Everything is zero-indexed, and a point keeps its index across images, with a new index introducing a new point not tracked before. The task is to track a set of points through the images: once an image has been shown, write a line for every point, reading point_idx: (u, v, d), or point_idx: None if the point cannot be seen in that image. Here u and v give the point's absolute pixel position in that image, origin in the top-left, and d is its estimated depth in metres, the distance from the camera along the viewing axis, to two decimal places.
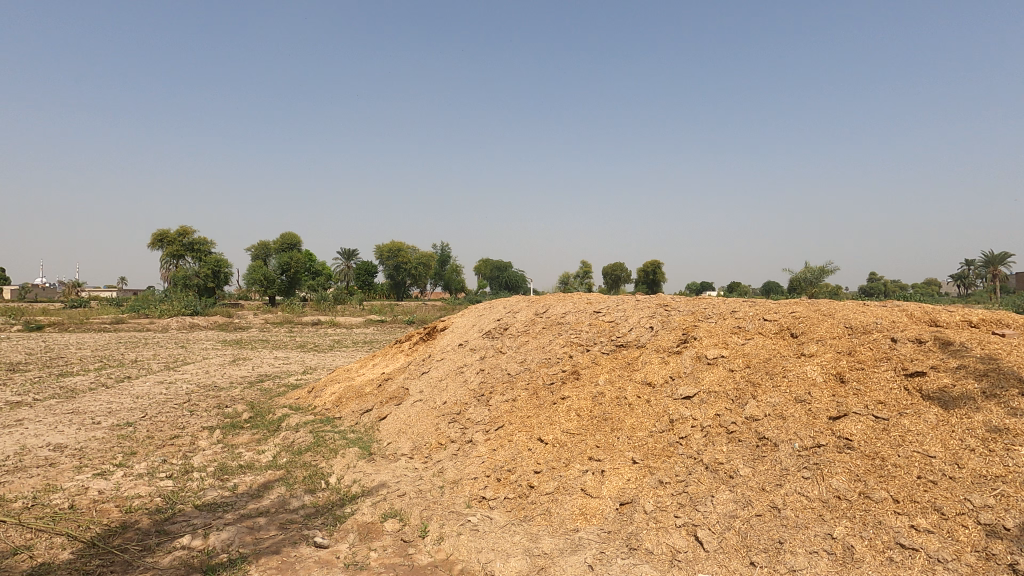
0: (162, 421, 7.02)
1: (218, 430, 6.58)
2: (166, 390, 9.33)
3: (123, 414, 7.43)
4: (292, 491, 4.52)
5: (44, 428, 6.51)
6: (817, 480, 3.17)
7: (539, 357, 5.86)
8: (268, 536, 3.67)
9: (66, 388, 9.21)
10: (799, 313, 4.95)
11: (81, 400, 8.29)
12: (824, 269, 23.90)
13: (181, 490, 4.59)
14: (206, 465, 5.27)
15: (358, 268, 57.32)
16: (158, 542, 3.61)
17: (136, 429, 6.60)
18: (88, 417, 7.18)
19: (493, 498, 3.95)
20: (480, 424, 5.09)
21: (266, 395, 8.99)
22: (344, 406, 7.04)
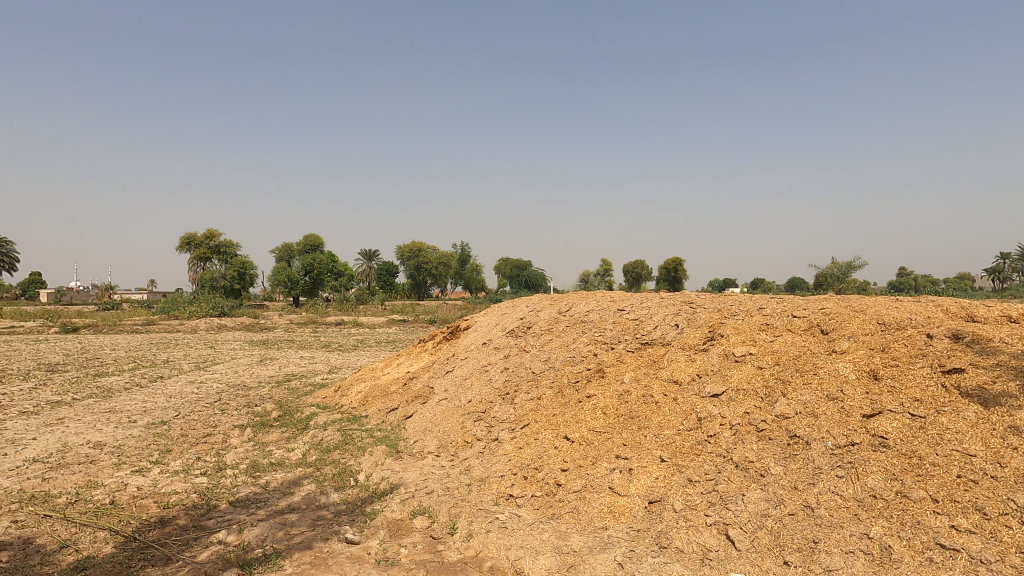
0: (194, 420, 7.21)
1: (249, 428, 6.73)
2: (197, 389, 9.58)
3: (158, 413, 7.64)
4: (322, 488, 4.60)
5: (84, 427, 6.74)
6: (851, 478, 3.11)
7: (563, 355, 5.87)
8: (299, 532, 3.74)
9: (102, 388, 9.50)
10: (829, 309, 4.86)
11: (117, 399, 8.57)
12: (852, 265, 23.35)
13: (215, 486, 4.71)
14: (238, 462, 5.40)
15: (380, 268, 57.97)
16: (196, 537, 3.71)
17: (171, 427, 6.79)
18: (125, 416, 7.41)
19: (521, 495, 3.96)
20: (506, 422, 5.11)
21: (293, 394, 9.17)
22: (370, 405, 7.14)
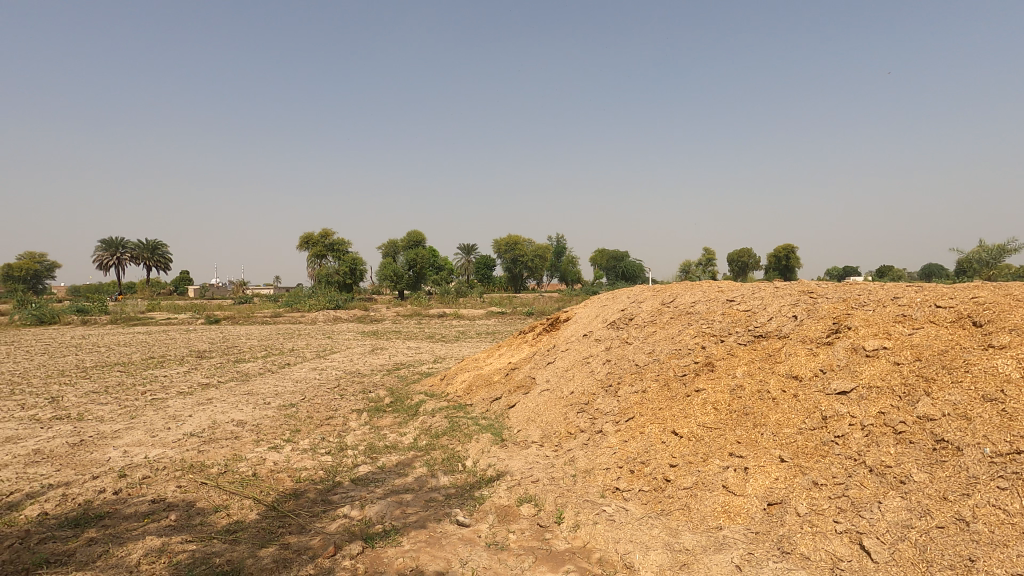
0: (318, 403, 7.88)
1: (366, 412, 7.23)
2: (319, 375, 10.45)
3: (287, 396, 8.45)
4: (433, 471, 4.84)
5: (228, 406, 7.61)
6: (1018, 491, 2.72)
7: (668, 348, 5.67)
8: (414, 511, 3.96)
9: (241, 372, 10.66)
10: (983, 298, 4.26)
11: (253, 383, 9.58)
12: (1005, 248, 20.35)
13: (338, 464, 5.12)
14: (357, 443, 5.82)
15: (478, 262, 59.56)
16: (324, 510, 4.06)
17: (299, 409, 7.47)
18: (260, 398, 8.27)
19: (628, 489, 3.90)
20: (610, 415, 5.05)
21: (403, 381, 9.70)
22: (474, 394, 7.38)
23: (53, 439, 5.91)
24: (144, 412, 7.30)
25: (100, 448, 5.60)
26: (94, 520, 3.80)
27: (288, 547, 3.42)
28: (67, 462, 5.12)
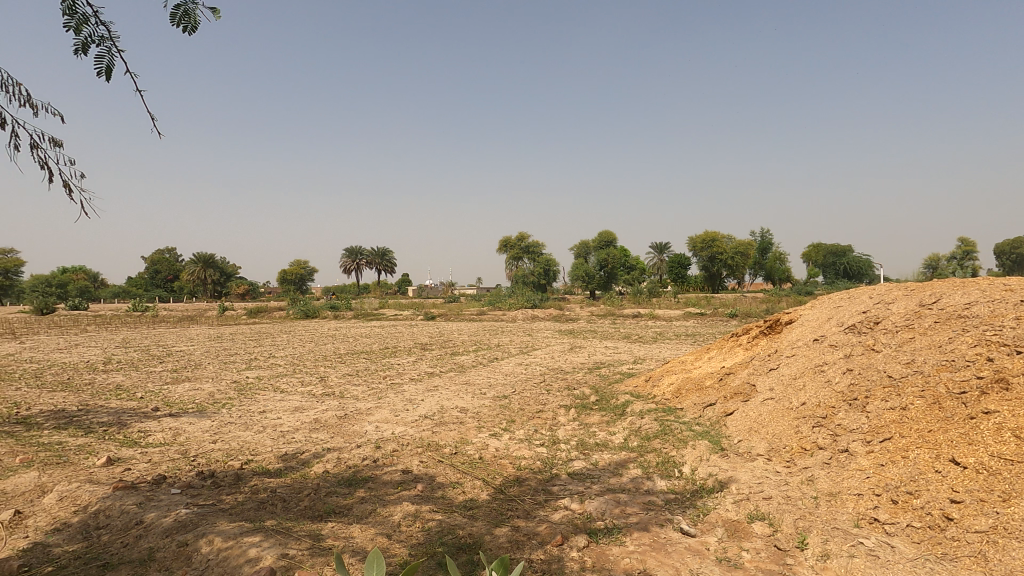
0: (528, 396, 8.31)
1: (573, 409, 7.41)
2: (525, 370, 11.05)
3: (499, 388, 9.10)
4: (648, 474, 4.73)
5: (452, 394, 8.48)
6: None
7: (935, 358, 4.70)
8: (635, 512, 3.90)
9: (458, 364, 11.82)
10: None
11: (470, 374, 10.53)
12: None
13: (554, 457, 5.32)
14: (569, 438, 5.98)
15: (673, 260, 57.19)
16: (546, 499, 4.24)
17: (511, 401, 7.98)
18: (477, 388, 9.05)
19: (891, 523, 3.31)
20: (857, 433, 4.36)
21: (605, 381, 9.73)
22: (684, 398, 7.05)
23: (326, 411, 7.23)
24: (387, 394, 8.52)
25: (359, 422, 6.67)
26: (362, 481, 4.51)
27: (518, 530, 3.64)
28: (337, 432, 6.21)
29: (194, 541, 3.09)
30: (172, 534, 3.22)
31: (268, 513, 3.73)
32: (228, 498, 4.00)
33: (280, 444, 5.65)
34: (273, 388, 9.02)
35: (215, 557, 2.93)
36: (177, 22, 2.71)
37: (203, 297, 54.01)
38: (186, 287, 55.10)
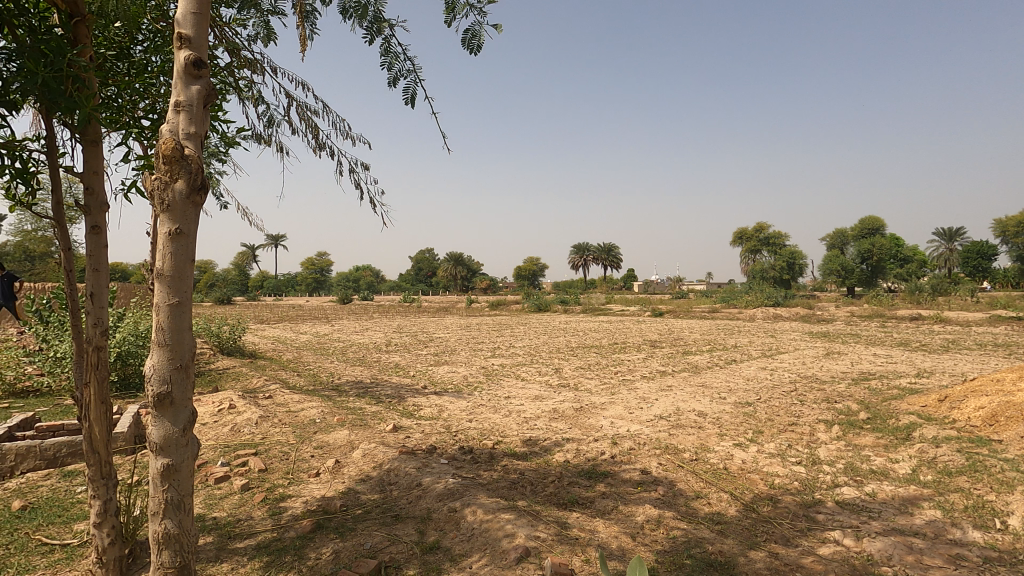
0: (777, 406, 7.43)
1: (837, 425, 6.36)
2: (771, 376, 9.92)
3: (741, 393, 8.33)
4: (954, 520, 3.76)
5: (687, 396, 8.06)
6: None
7: None
8: (938, 565, 3.13)
9: (692, 364, 11.21)
10: None
11: (706, 376, 9.89)
12: None
13: (816, 479, 4.62)
14: (834, 460, 5.13)
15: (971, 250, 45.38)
16: (810, 528, 3.69)
17: (757, 409, 7.22)
18: (715, 391, 8.44)
19: None
20: None
21: (878, 395, 8.15)
22: (1003, 428, 5.46)
23: (563, 402, 7.54)
24: (620, 390, 8.51)
25: (594, 416, 6.79)
26: (602, 475, 4.55)
27: (778, 558, 3.23)
28: (574, 423, 6.41)
29: (461, 508, 3.48)
30: (443, 499, 3.68)
31: (518, 493, 4.01)
32: (484, 474, 4.43)
33: (524, 429, 6.07)
34: (515, 376, 9.78)
35: (478, 527, 3.25)
36: (466, 44, 3.20)
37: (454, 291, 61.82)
38: (441, 282, 63.80)
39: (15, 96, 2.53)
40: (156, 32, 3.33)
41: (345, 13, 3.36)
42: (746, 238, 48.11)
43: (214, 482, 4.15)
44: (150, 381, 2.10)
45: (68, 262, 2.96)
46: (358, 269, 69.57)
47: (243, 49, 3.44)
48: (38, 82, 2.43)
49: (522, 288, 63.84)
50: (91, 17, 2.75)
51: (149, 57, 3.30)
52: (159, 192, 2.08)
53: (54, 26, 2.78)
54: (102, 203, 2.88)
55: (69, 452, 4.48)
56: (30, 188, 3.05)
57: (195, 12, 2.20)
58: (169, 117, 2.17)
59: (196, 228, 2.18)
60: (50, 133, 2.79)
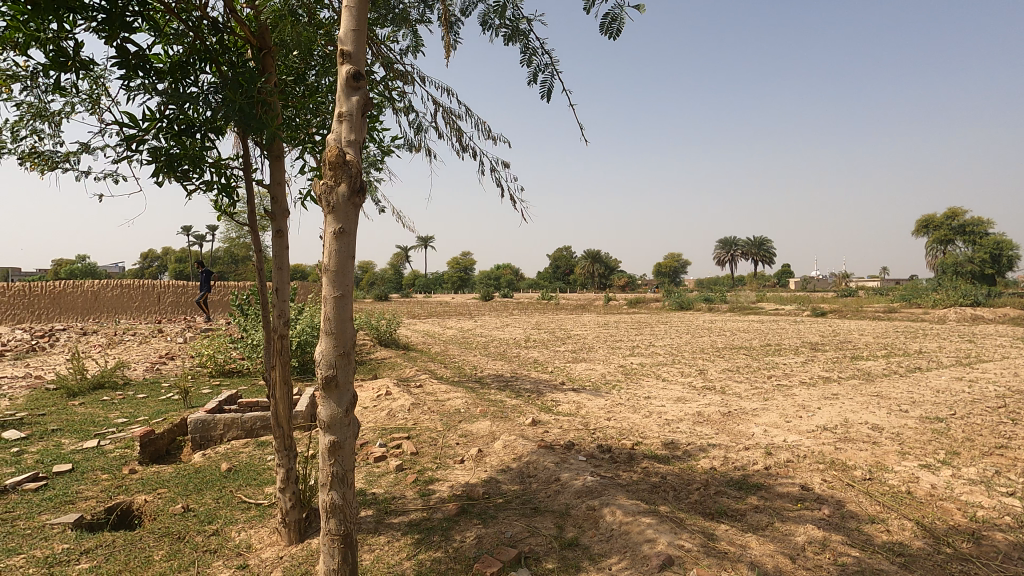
0: (979, 424, 6.23)
1: None
2: (970, 388, 8.35)
3: (929, 406, 7.13)
4: None
5: (858, 406, 7.10)
6: None
7: None
8: None
9: (863, 371, 9.86)
10: None
11: (881, 385, 8.63)
12: None
13: None
14: None
15: None
16: None
17: (951, 426, 6.12)
18: (894, 403, 7.32)
19: None
20: None
21: None
22: None
23: (708, 406, 7.08)
24: (774, 396, 7.77)
25: (745, 423, 6.27)
26: (754, 487, 4.18)
27: None
28: (722, 429, 5.98)
29: (600, 507, 3.43)
30: (582, 496, 3.65)
31: (660, 498, 3.84)
32: (624, 475, 4.32)
33: (666, 432, 5.80)
34: (655, 376, 9.41)
35: (617, 528, 3.17)
36: (606, 29, 3.15)
37: (592, 288, 61.47)
38: (578, 280, 63.84)
39: (221, 122, 3.00)
40: (325, 56, 3.75)
41: (484, 18, 3.49)
42: (934, 225, 41.21)
43: (373, 460, 4.57)
44: (321, 365, 2.36)
45: (259, 262, 3.45)
46: (499, 267, 72.32)
47: (396, 62, 3.73)
48: (237, 108, 2.86)
49: (662, 285, 61.45)
50: (275, 49, 3.17)
51: (320, 80, 3.72)
52: (326, 196, 2.32)
53: (248, 59, 3.26)
54: (284, 210, 3.30)
55: (262, 425, 5.24)
56: (232, 200, 3.61)
57: (355, 30, 2.42)
58: (334, 128, 2.42)
59: (356, 227, 2.40)
60: (247, 152, 3.27)
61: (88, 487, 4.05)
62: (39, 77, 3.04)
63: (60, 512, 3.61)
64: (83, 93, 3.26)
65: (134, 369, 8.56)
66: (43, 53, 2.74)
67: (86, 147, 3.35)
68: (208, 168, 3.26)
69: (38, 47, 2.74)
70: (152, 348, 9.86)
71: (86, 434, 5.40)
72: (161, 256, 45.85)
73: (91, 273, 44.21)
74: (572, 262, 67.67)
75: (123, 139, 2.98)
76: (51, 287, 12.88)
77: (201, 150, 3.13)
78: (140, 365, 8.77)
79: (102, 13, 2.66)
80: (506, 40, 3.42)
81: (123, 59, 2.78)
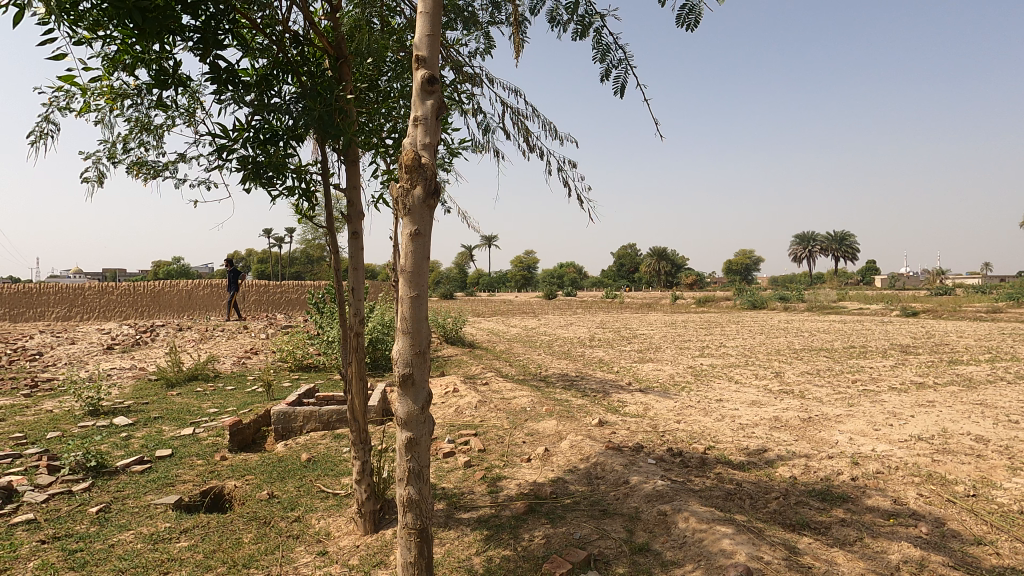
0: None
1: None
2: None
3: None
4: None
5: (959, 415, 6.50)
6: None
7: None
8: None
9: (964, 376, 9.02)
10: None
11: (987, 392, 7.84)
12: None
13: None
14: None
15: None
16: None
17: None
18: (1002, 412, 6.64)
19: None
20: None
21: None
22: None
23: (787, 411, 6.72)
24: (860, 402, 7.26)
25: (828, 429, 5.90)
26: (840, 499, 3.92)
27: None
28: (801, 435, 5.66)
29: (671, 513, 3.33)
30: (652, 500, 3.57)
31: (736, 506, 3.69)
32: (696, 480, 4.17)
33: (741, 436, 5.57)
34: (727, 378, 9.04)
35: (690, 535, 3.07)
36: (683, 22, 3.06)
37: (657, 287, 60.00)
38: (644, 278, 62.43)
39: (302, 130, 3.16)
40: (396, 61, 3.84)
41: (552, 17, 3.48)
42: None
43: (443, 456, 4.69)
44: (398, 363, 2.44)
45: (336, 263, 3.59)
46: (561, 266, 71.97)
47: (465, 65, 3.78)
48: (316, 117, 3.00)
49: (733, 283, 58.88)
50: (351, 57, 3.31)
51: (392, 85, 3.83)
52: (402, 198, 2.39)
53: (326, 69, 3.41)
54: (360, 213, 3.43)
55: (338, 418, 5.48)
56: (311, 204, 3.79)
57: (429, 35, 2.47)
58: (410, 132, 2.48)
59: (431, 228, 2.46)
60: (324, 158, 3.43)
61: (185, 471, 4.40)
62: (143, 94, 3.30)
63: (162, 493, 3.94)
64: (181, 107, 3.53)
65: (222, 362, 9.21)
66: (147, 72, 2.99)
67: (183, 156, 3.63)
68: (289, 173, 3.44)
69: (143, 67, 2.99)
70: (238, 343, 10.57)
71: (183, 422, 5.87)
72: (245, 257, 49.07)
73: (184, 273, 47.87)
74: (637, 260, 66.24)
75: (215, 149, 3.19)
76: (152, 287, 14.09)
77: (283, 157, 3.31)
78: (229, 359, 9.43)
79: (197, 32, 2.86)
80: (577, 36, 3.38)
81: (215, 74, 2.99)
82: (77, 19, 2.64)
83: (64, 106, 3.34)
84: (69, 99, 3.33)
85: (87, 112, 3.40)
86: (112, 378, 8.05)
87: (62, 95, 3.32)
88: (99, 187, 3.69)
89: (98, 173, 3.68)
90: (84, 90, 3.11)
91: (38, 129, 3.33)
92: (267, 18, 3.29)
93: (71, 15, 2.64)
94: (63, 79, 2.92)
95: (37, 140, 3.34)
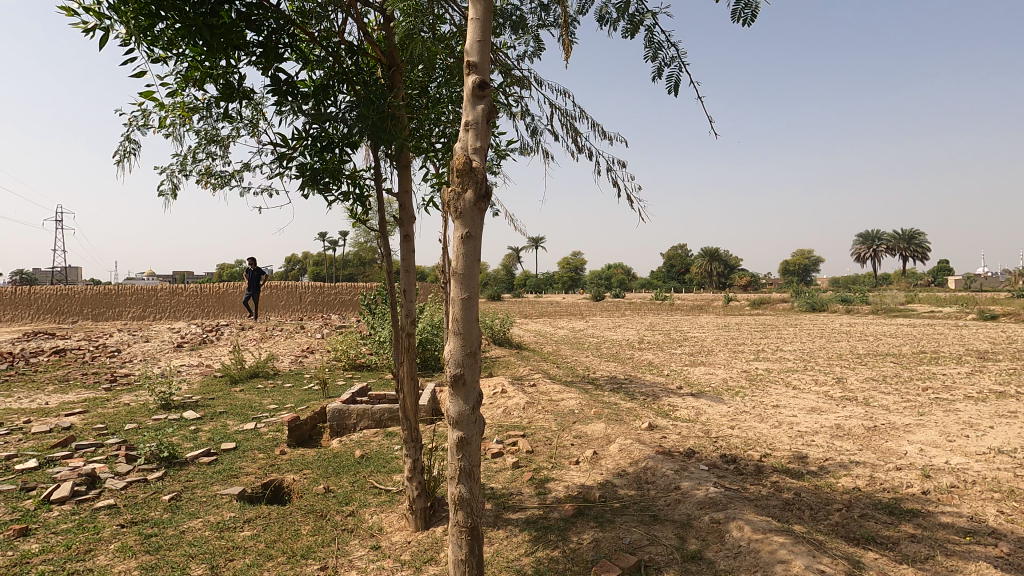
0: None
1: None
2: None
3: None
4: None
5: None
6: None
7: None
8: None
9: None
10: None
11: None
12: None
13: None
14: None
15: None
16: None
17: None
18: None
19: None
20: None
21: None
22: None
23: (850, 419, 6.38)
24: (932, 411, 6.81)
25: (896, 439, 5.57)
26: (909, 513, 3.70)
27: None
28: (866, 445, 5.37)
29: (725, 521, 3.24)
30: (704, 507, 3.48)
31: (793, 516, 3.55)
32: (751, 488, 4.03)
33: (799, 444, 5.35)
34: (784, 384, 8.67)
35: (745, 545, 2.97)
36: (737, 16, 2.98)
37: (709, 288, 58.40)
38: (696, 279, 60.89)
39: (356, 137, 3.26)
40: (446, 67, 3.91)
41: (601, 17, 3.46)
42: None
43: (491, 456, 4.73)
44: (449, 363, 2.49)
45: (389, 265, 3.68)
46: (609, 266, 71.19)
47: (514, 68, 3.81)
48: (370, 123, 3.09)
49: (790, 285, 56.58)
50: (401, 64, 3.40)
51: (441, 91, 3.91)
52: (454, 202, 2.44)
53: (379, 78, 3.52)
54: (411, 216, 3.51)
55: (390, 416, 5.62)
56: (365, 208, 3.90)
57: (479, 40, 2.51)
58: (461, 136, 2.53)
59: (481, 230, 2.49)
60: (377, 164, 3.53)
61: (248, 463, 4.62)
62: (212, 107, 3.50)
63: (228, 484, 4.17)
64: (245, 119, 3.72)
65: (281, 361, 9.63)
66: (215, 86, 3.17)
67: (248, 166, 3.82)
68: (345, 180, 3.56)
69: (211, 82, 3.16)
70: (295, 343, 11.00)
71: (246, 417, 6.17)
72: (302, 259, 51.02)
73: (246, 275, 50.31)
74: (688, 261, 64.75)
75: (276, 158, 3.34)
76: (218, 288, 14.93)
77: (339, 164, 3.43)
78: (287, 358, 9.84)
79: (259, 46, 3.01)
80: (627, 34, 3.35)
81: (276, 86, 3.13)
82: (154, 39, 2.83)
83: (143, 122, 3.58)
84: (147, 116, 3.58)
85: (163, 128, 3.64)
86: (182, 374, 8.56)
87: (141, 113, 3.57)
88: (173, 198, 3.94)
89: (171, 183, 3.93)
90: (160, 106, 3.32)
91: (121, 145, 3.58)
92: (325, 31, 3.43)
93: (149, 36, 2.83)
94: (141, 96, 3.13)
95: (120, 155, 3.60)
